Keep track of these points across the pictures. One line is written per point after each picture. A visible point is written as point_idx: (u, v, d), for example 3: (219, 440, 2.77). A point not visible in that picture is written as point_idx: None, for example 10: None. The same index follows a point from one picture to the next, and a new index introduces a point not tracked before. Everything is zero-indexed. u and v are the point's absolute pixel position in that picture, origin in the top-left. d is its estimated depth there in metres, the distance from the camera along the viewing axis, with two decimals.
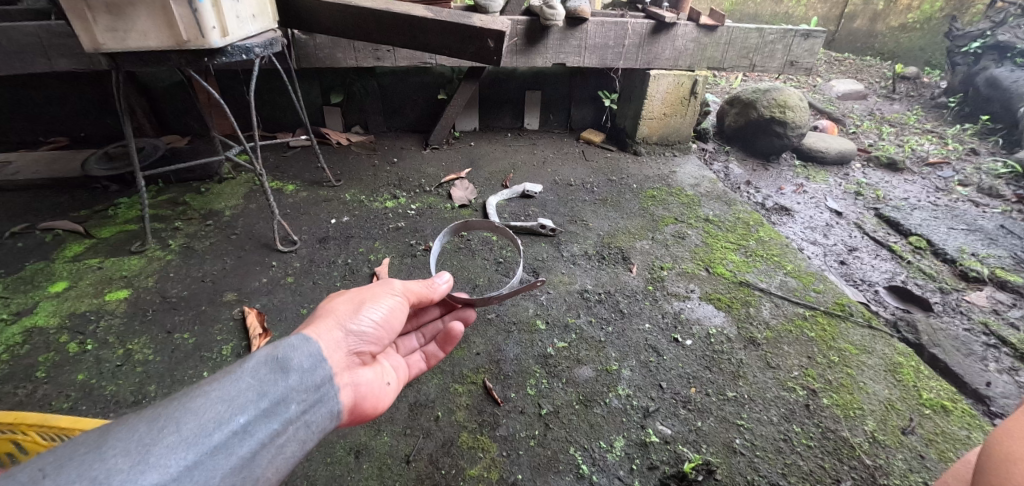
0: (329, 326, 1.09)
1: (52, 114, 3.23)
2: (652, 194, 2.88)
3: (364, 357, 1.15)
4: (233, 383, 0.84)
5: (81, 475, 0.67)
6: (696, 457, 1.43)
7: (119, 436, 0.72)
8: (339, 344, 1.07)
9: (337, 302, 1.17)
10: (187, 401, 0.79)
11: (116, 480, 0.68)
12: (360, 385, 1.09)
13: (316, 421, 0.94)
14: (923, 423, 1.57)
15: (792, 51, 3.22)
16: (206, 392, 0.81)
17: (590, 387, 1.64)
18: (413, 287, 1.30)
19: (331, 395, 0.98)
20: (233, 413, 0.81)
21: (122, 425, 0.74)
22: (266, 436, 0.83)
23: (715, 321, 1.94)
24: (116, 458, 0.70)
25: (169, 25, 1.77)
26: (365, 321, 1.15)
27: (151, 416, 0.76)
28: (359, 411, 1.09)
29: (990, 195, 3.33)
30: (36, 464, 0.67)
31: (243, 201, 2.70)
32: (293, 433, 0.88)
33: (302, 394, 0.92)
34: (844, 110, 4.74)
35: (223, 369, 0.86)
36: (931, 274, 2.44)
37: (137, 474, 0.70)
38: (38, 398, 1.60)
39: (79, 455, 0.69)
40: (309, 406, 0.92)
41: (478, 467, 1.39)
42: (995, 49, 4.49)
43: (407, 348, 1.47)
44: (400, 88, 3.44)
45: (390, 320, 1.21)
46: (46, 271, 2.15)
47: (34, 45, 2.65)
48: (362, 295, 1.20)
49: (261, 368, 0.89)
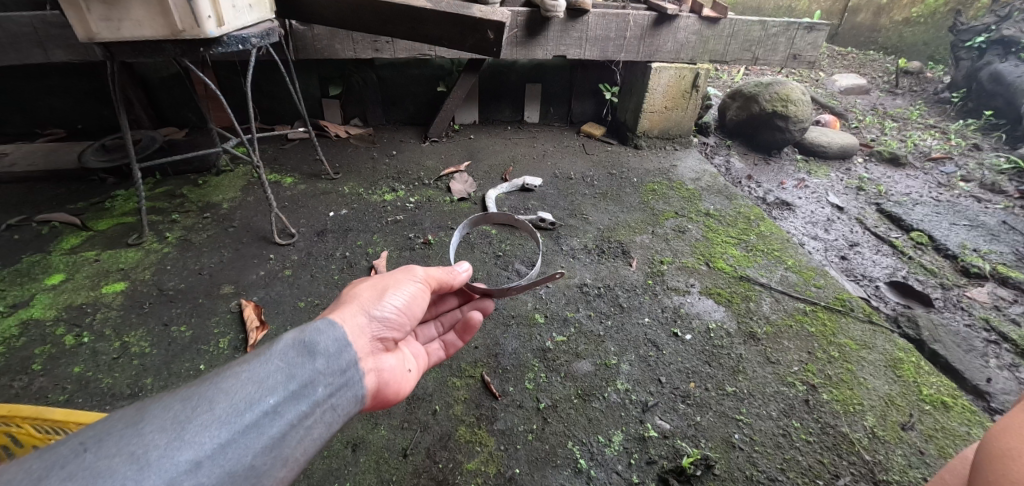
0: (353, 311, 1.08)
1: (49, 106, 3.20)
2: (653, 188, 2.85)
3: (387, 343, 1.14)
4: (263, 365, 0.84)
5: (120, 450, 0.67)
6: (694, 451, 1.43)
7: (154, 413, 0.72)
8: (363, 329, 1.06)
9: (360, 289, 1.16)
10: (219, 382, 0.79)
11: (153, 455, 0.68)
12: (384, 371, 1.08)
13: (342, 405, 0.92)
14: (924, 419, 1.56)
15: (795, 44, 3.19)
16: (236, 373, 0.81)
17: (588, 382, 1.63)
18: (434, 273, 1.29)
19: (356, 380, 0.97)
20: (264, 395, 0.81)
21: (157, 402, 0.74)
22: (296, 417, 0.82)
23: (716, 315, 1.93)
24: (155, 432, 0.70)
25: (163, 14, 1.75)
26: (388, 306, 1.14)
27: (185, 395, 0.76)
28: (381, 397, 1.07)
29: (993, 191, 3.30)
30: (78, 439, 0.67)
31: (240, 193, 2.68)
32: (321, 416, 0.87)
33: (329, 377, 0.91)
34: (847, 104, 4.71)
35: (252, 352, 0.86)
36: (932, 270, 2.43)
37: (173, 450, 0.69)
38: (34, 391, 1.59)
39: (118, 431, 0.69)
40: (335, 389, 0.91)
41: (476, 462, 1.38)
42: (999, 44, 4.45)
43: (425, 337, 1.45)
44: (399, 80, 3.41)
45: (413, 306, 1.20)
46: (42, 263, 2.14)
47: (30, 36, 2.63)
48: (384, 281, 1.19)
49: (289, 350, 0.89)
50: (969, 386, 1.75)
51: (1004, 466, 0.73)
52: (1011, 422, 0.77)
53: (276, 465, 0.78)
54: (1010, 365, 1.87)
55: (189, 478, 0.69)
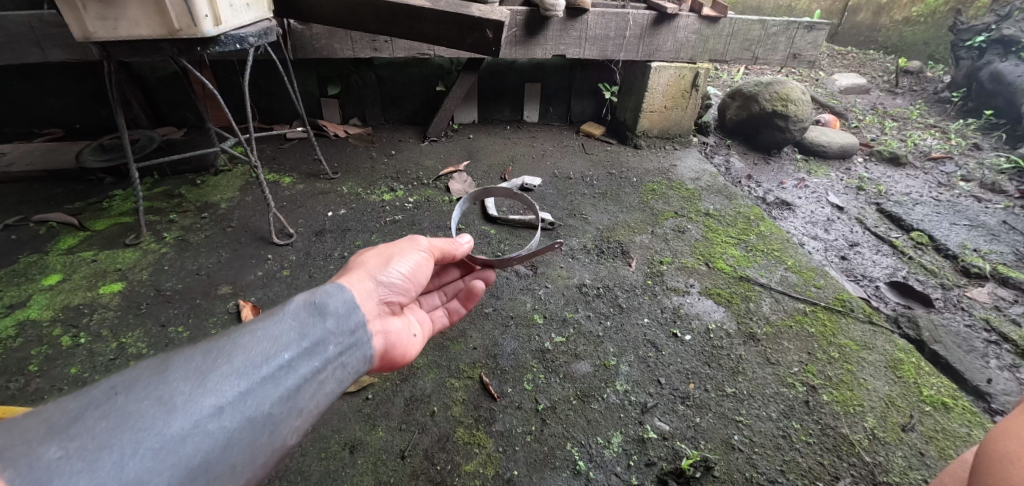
0: (360, 276, 1.14)
1: (47, 105, 3.19)
2: (652, 188, 2.85)
3: (393, 307, 1.21)
4: (278, 324, 0.91)
5: (150, 394, 0.72)
6: (694, 453, 1.42)
7: (178, 364, 0.77)
8: (371, 293, 1.13)
9: (367, 256, 1.21)
10: (237, 338, 0.85)
11: (181, 399, 0.73)
12: (391, 333, 1.16)
13: (350, 363, 1.00)
14: (925, 420, 1.55)
15: (796, 43, 3.18)
16: (252, 330, 0.87)
17: (587, 382, 1.62)
18: (438, 243, 1.33)
19: (364, 340, 1.05)
20: (280, 350, 0.88)
21: (180, 354, 0.79)
22: (309, 372, 0.90)
23: (716, 315, 1.92)
24: (180, 379, 0.75)
25: (161, 13, 1.74)
26: (394, 273, 1.20)
27: (206, 349, 0.81)
28: (389, 358, 1.16)
29: (993, 191, 3.29)
30: (109, 383, 0.71)
31: (238, 193, 2.67)
32: (331, 372, 0.95)
33: (338, 337, 0.99)
34: (847, 104, 4.70)
35: (266, 313, 0.93)
36: (932, 270, 2.42)
37: (198, 395, 0.74)
38: (30, 392, 1.58)
39: (145, 378, 0.73)
40: (344, 348, 0.99)
41: (474, 463, 1.38)
42: (999, 43, 4.44)
43: (429, 305, 1.48)
44: (398, 79, 3.40)
45: (417, 273, 1.25)
46: (39, 263, 2.13)
47: (27, 36, 2.62)
48: (390, 249, 1.24)
49: (300, 311, 0.96)
50: (969, 387, 1.75)
51: (1004, 469, 0.72)
52: (1012, 423, 0.76)
53: (292, 415, 0.85)
54: (1011, 365, 1.87)
55: (215, 421, 0.74)
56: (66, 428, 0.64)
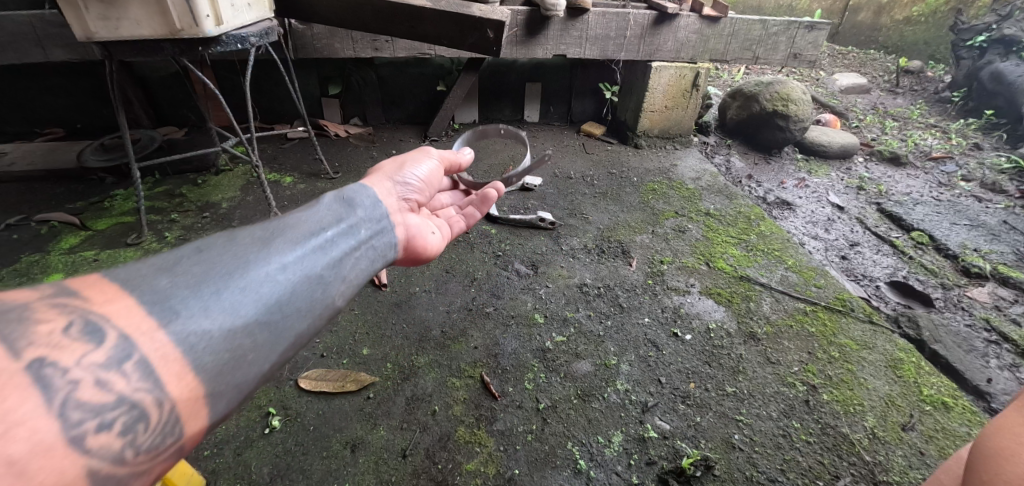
0: (381, 179, 1.34)
1: (48, 105, 3.19)
2: (653, 188, 2.85)
3: (411, 206, 1.41)
4: (315, 212, 1.07)
5: (227, 252, 0.87)
6: (694, 452, 1.42)
7: (243, 235, 0.92)
8: (390, 193, 1.33)
9: (384, 164, 1.42)
10: (285, 220, 1.01)
11: (253, 255, 0.88)
12: (412, 227, 1.34)
13: (378, 247, 1.16)
14: (924, 420, 1.56)
15: (796, 43, 3.18)
16: (296, 217, 1.03)
17: (588, 382, 1.62)
18: (443, 154, 1.58)
19: (389, 229, 1.22)
20: (321, 227, 1.04)
21: (243, 230, 0.94)
22: (346, 247, 1.05)
23: (716, 315, 1.92)
24: (243, 243, 0.90)
25: (162, 13, 1.74)
26: (409, 174, 1.42)
27: (263, 226, 0.97)
28: (412, 247, 1.35)
29: (994, 191, 3.30)
30: (191, 247, 0.85)
31: (239, 193, 2.67)
32: (363, 251, 1.10)
33: (367, 225, 1.16)
34: (847, 104, 4.70)
35: (305, 206, 1.09)
36: (932, 270, 2.43)
37: (263, 255, 0.90)
38: None
39: (218, 242, 0.88)
40: (372, 234, 1.15)
41: (475, 462, 1.38)
42: (1000, 43, 4.44)
43: (445, 214, 1.67)
44: (399, 79, 3.40)
45: (429, 177, 1.49)
46: (41, 263, 2.14)
47: (29, 35, 2.62)
48: (404, 158, 1.45)
49: (332, 204, 1.12)
50: (969, 387, 1.75)
51: (996, 463, 0.73)
52: (1009, 417, 0.75)
53: (338, 280, 1.00)
54: (1011, 365, 1.87)
55: (280, 272, 0.89)
56: (169, 267, 0.80)
